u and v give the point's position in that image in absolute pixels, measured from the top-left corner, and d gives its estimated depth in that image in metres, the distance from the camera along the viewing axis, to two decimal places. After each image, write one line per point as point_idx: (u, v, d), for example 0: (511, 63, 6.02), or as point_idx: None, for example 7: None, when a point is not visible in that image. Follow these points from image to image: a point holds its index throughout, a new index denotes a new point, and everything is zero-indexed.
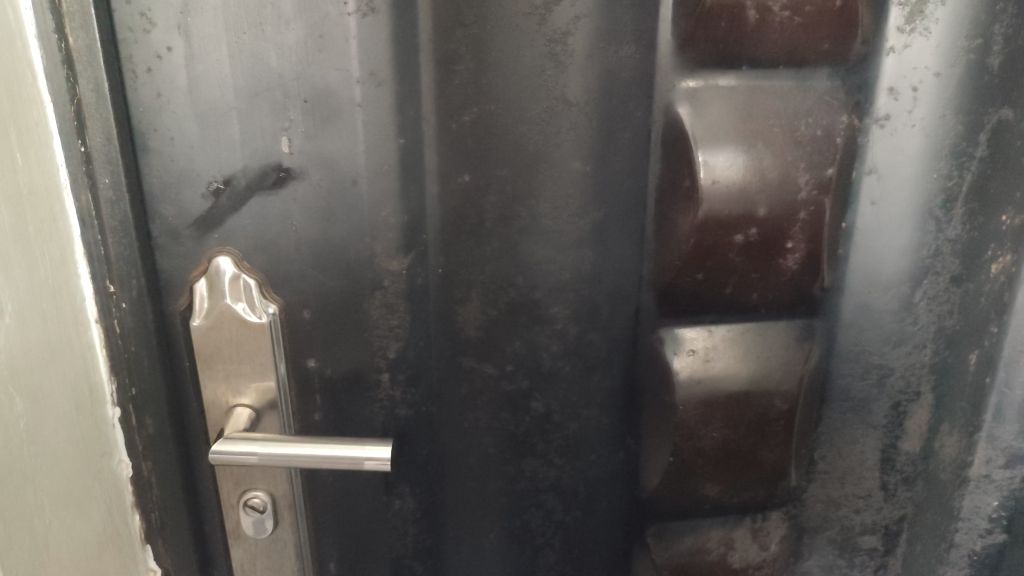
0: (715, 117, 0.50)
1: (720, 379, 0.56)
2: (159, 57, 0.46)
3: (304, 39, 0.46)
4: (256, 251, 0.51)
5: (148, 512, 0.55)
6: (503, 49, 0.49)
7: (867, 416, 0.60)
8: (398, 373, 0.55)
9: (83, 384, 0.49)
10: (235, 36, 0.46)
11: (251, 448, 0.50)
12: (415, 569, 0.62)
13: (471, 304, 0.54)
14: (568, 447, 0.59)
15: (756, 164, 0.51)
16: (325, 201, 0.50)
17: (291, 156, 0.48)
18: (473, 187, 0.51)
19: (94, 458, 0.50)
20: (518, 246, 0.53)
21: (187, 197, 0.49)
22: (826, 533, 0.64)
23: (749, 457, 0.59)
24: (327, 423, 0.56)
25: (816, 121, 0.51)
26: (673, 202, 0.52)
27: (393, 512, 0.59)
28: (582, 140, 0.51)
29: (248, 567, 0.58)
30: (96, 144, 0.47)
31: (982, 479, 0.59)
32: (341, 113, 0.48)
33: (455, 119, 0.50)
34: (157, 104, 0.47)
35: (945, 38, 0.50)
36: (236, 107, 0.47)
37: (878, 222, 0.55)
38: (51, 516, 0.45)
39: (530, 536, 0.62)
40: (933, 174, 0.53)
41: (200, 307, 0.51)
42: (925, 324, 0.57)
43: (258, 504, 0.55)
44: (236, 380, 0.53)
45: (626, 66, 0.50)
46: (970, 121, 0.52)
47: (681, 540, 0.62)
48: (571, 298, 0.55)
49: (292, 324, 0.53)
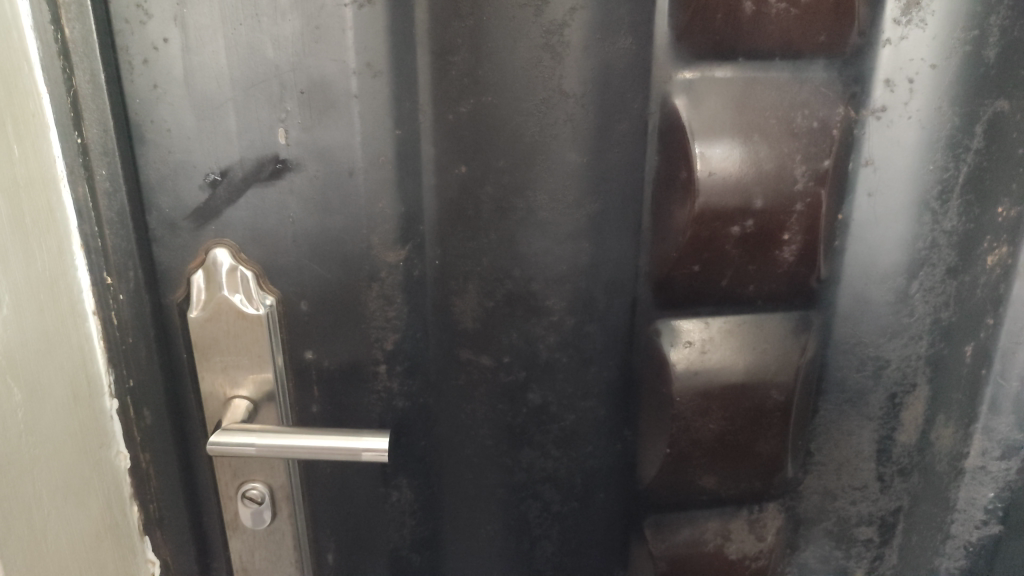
0: (711, 109, 0.50)
1: (717, 371, 0.57)
2: (155, 49, 0.46)
3: (301, 30, 0.46)
4: (253, 242, 0.51)
5: (147, 503, 0.56)
6: (499, 40, 0.48)
7: (864, 408, 0.60)
8: (395, 364, 0.55)
9: (82, 376, 0.49)
10: (231, 27, 0.46)
11: (249, 439, 0.50)
12: (414, 561, 0.62)
13: (468, 296, 0.54)
14: (565, 439, 0.59)
15: (752, 156, 0.51)
16: (321, 193, 0.50)
17: (287, 147, 0.48)
18: (470, 178, 0.52)
19: (92, 449, 0.50)
20: (515, 237, 0.53)
21: (184, 189, 0.49)
22: (822, 524, 0.64)
23: (746, 448, 0.59)
24: (325, 414, 0.56)
25: (812, 113, 0.51)
26: (669, 194, 0.52)
27: (391, 503, 0.59)
28: (578, 132, 0.51)
29: (246, 559, 0.58)
30: (93, 136, 0.47)
31: (978, 470, 0.60)
32: (338, 104, 0.48)
33: (452, 111, 0.50)
34: (153, 95, 0.47)
35: (942, 29, 0.50)
36: (232, 98, 0.47)
37: (874, 214, 0.55)
38: (50, 507, 0.45)
39: (527, 528, 0.62)
40: (929, 166, 0.53)
41: (197, 298, 0.51)
42: (921, 315, 0.58)
43: (256, 496, 0.55)
44: (234, 372, 0.53)
45: (622, 57, 0.50)
46: (966, 112, 0.52)
47: (678, 531, 0.62)
48: (568, 290, 0.55)
49: (289, 316, 0.53)
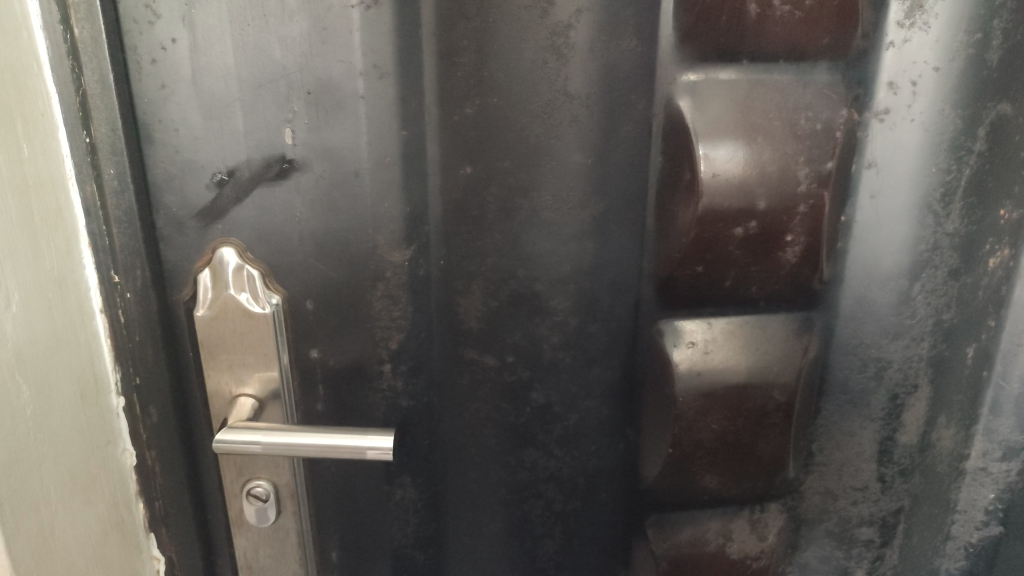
0: (715, 110, 0.51)
1: (720, 371, 0.57)
2: (163, 49, 0.46)
3: (308, 31, 0.46)
4: (259, 241, 0.51)
5: (152, 500, 0.56)
6: (506, 42, 0.49)
7: (865, 408, 0.61)
8: (399, 364, 0.55)
9: (89, 373, 0.49)
10: (239, 28, 0.46)
11: (255, 437, 0.50)
12: (417, 559, 0.62)
13: (472, 296, 0.55)
14: (567, 438, 0.60)
15: (756, 158, 0.51)
16: (328, 193, 0.50)
17: (294, 148, 0.49)
18: (475, 179, 0.52)
19: (99, 446, 0.50)
20: (519, 238, 0.53)
21: (192, 189, 0.49)
22: (823, 524, 0.65)
23: (749, 448, 0.59)
24: (329, 413, 0.56)
25: (815, 115, 0.52)
26: (673, 195, 0.53)
27: (394, 502, 0.60)
28: (583, 133, 0.51)
29: (250, 556, 0.58)
30: (101, 134, 0.47)
31: (979, 471, 0.63)
32: (344, 105, 0.48)
33: (457, 112, 0.50)
34: (161, 94, 0.47)
35: (945, 32, 0.51)
36: (240, 98, 0.47)
37: (878, 215, 0.55)
38: (57, 503, 0.45)
39: (530, 527, 0.62)
40: (933, 168, 0.54)
41: (203, 297, 0.52)
42: (924, 317, 0.58)
43: (261, 493, 0.55)
44: (239, 370, 0.53)
45: (627, 59, 0.50)
46: (969, 115, 0.53)
47: (680, 531, 0.63)
48: (572, 290, 0.55)
49: (295, 315, 0.53)
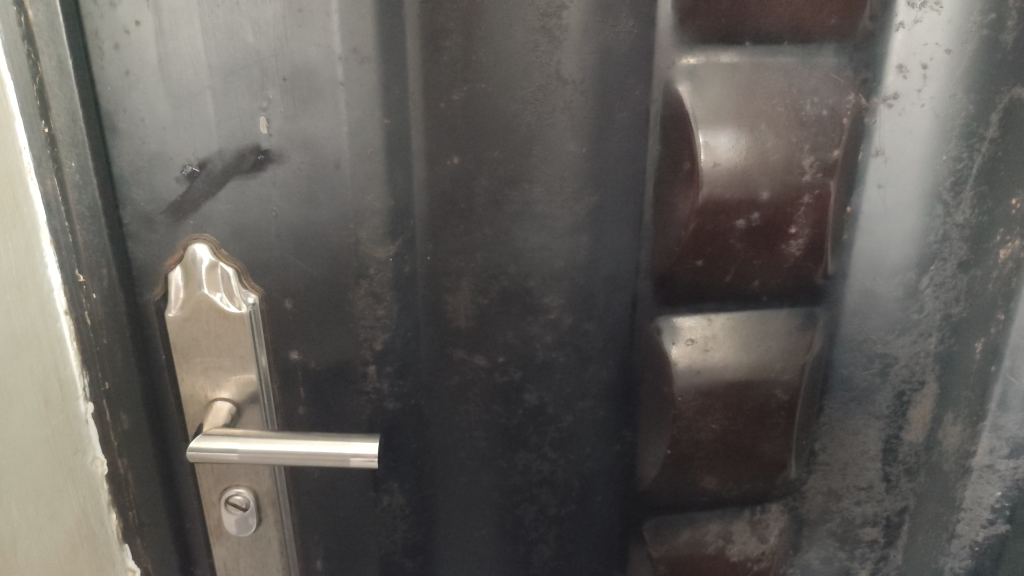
0: (716, 95, 0.48)
1: (720, 370, 0.55)
2: (126, 32, 0.43)
3: (282, 13, 0.43)
4: (234, 238, 0.48)
5: (125, 510, 0.53)
6: (494, 23, 0.46)
7: (869, 406, 0.58)
8: (385, 365, 0.53)
9: (53, 379, 0.46)
10: (209, 10, 0.43)
11: (232, 445, 0.48)
12: (405, 566, 0.60)
13: (462, 292, 0.52)
14: (562, 441, 0.57)
15: (758, 146, 0.48)
16: (306, 185, 0.47)
17: (269, 138, 0.46)
18: (463, 170, 0.49)
19: (65, 456, 0.48)
20: (510, 232, 0.50)
21: (161, 182, 0.46)
22: (826, 525, 0.62)
23: (750, 449, 0.57)
24: (311, 418, 0.54)
25: (821, 100, 0.49)
26: (671, 185, 0.50)
27: (381, 508, 0.57)
28: (577, 121, 0.48)
29: (230, 565, 0.55)
30: (61, 125, 0.44)
31: (985, 469, 0.60)
32: (322, 92, 0.45)
33: (443, 99, 0.48)
34: (125, 81, 0.44)
35: (957, 12, 0.48)
36: (210, 86, 0.44)
37: (885, 206, 0.52)
38: (18, 517, 0.43)
39: (523, 532, 0.60)
40: (943, 156, 0.51)
41: (175, 297, 0.49)
42: (931, 311, 0.56)
43: (240, 502, 0.53)
44: (215, 373, 0.51)
45: (623, 42, 0.47)
46: (981, 100, 0.50)
47: (679, 534, 0.61)
48: (567, 286, 0.52)
49: (273, 315, 0.50)
